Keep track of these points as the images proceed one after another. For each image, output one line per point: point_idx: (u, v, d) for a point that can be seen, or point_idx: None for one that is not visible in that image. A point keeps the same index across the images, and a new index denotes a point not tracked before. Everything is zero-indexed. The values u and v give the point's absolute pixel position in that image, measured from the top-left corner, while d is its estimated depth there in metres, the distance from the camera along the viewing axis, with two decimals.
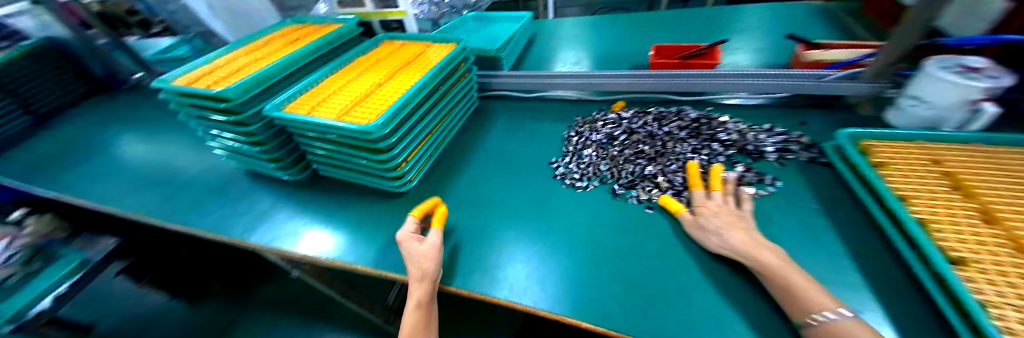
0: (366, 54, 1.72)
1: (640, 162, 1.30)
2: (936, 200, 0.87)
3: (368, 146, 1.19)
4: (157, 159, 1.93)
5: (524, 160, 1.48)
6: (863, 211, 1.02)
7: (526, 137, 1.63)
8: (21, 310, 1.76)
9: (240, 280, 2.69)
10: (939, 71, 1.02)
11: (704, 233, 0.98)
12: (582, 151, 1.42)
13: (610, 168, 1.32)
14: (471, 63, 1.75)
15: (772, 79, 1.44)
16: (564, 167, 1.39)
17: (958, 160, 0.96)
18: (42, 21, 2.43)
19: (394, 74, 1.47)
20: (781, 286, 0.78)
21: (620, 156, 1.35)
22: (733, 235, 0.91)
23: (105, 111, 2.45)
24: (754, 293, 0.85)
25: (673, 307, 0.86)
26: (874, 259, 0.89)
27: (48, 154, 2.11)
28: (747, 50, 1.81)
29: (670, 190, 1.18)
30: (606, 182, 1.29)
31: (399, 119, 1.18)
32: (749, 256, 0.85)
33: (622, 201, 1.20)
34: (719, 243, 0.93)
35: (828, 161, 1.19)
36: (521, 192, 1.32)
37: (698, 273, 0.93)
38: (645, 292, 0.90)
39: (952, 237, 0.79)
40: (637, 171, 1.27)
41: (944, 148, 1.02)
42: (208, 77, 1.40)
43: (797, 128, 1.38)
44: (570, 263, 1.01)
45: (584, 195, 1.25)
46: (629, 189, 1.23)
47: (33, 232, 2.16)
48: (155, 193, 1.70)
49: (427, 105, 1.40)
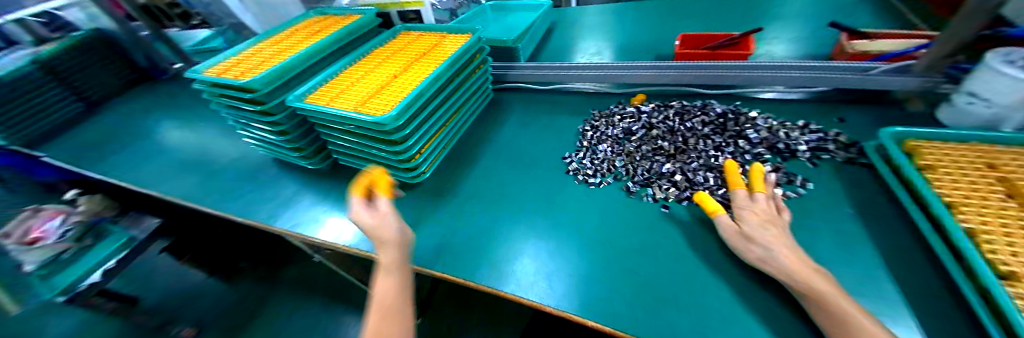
0: (383, 46, 1.71)
1: (658, 159, 1.21)
2: (987, 208, 0.82)
3: (382, 136, 1.18)
4: (195, 146, 2.02)
5: (536, 154, 1.41)
6: (905, 218, 0.93)
7: (538, 131, 1.55)
8: (73, 283, 1.92)
9: (267, 262, 2.80)
10: (1000, 66, 0.96)
11: (733, 236, 0.87)
12: (598, 146, 1.34)
13: (625, 165, 1.24)
14: (488, 55, 1.71)
15: (810, 71, 1.38)
16: (577, 162, 1.30)
17: (1016, 165, 0.90)
18: (90, 14, 2.47)
19: (409, 64, 1.45)
20: (830, 315, 0.66)
21: (636, 152, 1.27)
22: (774, 244, 0.79)
23: (145, 98, 2.58)
24: (777, 303, 0.78)
25: (685, 311, 0.80)
26: (911, 269, 0.82)
27: (95, 137, 2.24)
28: (783, 41, 1.74)
29: (690, 189, 1.09)
30: (621, 179, 1.21)
31: (413, 109, 1.17)
32: (797, 278, 0.73)
33: (637, 199, 1.12)
34: (749, 251, 0.82)
35: (868, 162, 1.10)
36: (532, 188, 1.25)
37: (715, 277, 0.86)
38: (657, 294, 0.84)
39: (1005, 250, 0.73)
40: (654, 169, 1.18)
41: (1001, 151, 0.96)
42: (236, 68, 1.46)
43: (835, 125, 1.32)
44: (580, 259, 0.97)
45: (596, 192, 1.18)
46: (647, 187, 1.15)
47: (85, 210, 2.29)
48: (193, 178, 1.80)
49: (444, 97, 1.38)
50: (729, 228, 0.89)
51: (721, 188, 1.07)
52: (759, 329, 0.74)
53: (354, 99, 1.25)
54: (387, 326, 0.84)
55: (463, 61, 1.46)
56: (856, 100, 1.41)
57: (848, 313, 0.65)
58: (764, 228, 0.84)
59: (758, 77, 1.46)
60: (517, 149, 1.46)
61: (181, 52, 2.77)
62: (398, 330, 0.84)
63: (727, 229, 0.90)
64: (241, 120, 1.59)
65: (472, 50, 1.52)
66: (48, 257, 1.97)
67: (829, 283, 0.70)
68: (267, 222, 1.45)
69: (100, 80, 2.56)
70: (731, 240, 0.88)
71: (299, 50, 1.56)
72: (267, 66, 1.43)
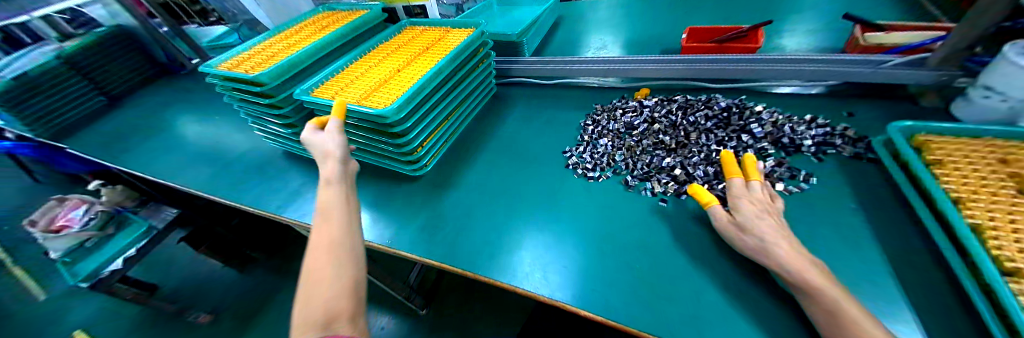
0: (387, 41, 1.72)
1: (658, 154, 1.21)
2: (996, 204, 0.80)
3: (384, 128, 1.20)
4: (210, 138, 2.08)
5: (538, 147, 1.42)
6: (911, 215, 0.91)
7: (541, 125, 1.56)
8: (96, 270, 2.00)
9: (278, 252, 2.88)
10: (1019, 58, 0.93)
11: (730, 229, 0.87)
12: (598, 140, 1.34)
13: (625, 159, 1.24)
14: (491, 49, 1.71)
15: (820, 64, 1.35)
16: (577, 156, 1.31)
17: None
18: (113, 10, 2.56)
19: (413, 59, 1.46)
20: (822, 307, 0.66)
21: (637, 146, 1.27)
22: (772, 236, 0.78)
23: (162, 93, 2.66)
24: (771, 297, 0.79)
25: (677, 302, 0.81)
26: (914, 266, 0.81)
27: (116, 130, 2.32)
28: (796, 35, 1.69)
29: (689, 183, 1.09)
30: (620, 173, 1.21)
31: (415, 101, 1.18)
32: (790, 270, 0.72)
33: (635, 193, 1.12)
34: (745, 244, 0.82)
35: (875, 157, 1.07)
36: (532, 180, 1.26)
37: (712, 271, 0.87)
38: (650, 286, 0.86)
39: (1012, 246, 0.71)
40: (654, 163, 1.18)
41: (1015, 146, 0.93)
42: (245, 62, 1.50)
43: (844, 120, 1.29)
44: (576, 250, 0.98)
45: (595, 186, 1.18)
46: (646, 181, 1.15)
47: (107, 200, 2.38)
48: (207, 170, 1.85)
49: (446, 90, 1.39)
50: (724, 220, 0.89)
51: (720, 180, 1.06)
52: (750, 321, 0.75)
53: (358, 92, 1.27)
54: (324, 230, 0.81)
55: (466, 55, 1.47)
56: (869, 95, 1.37)
57: (845, 311, 0.64)
58: (761, 220, 0.83)
59: (767, 71, 1.43)
60: (518, 142, 1.47)
61: (198, 47, 2.85)
62: (333, 229, 0.80)
63: (723, 220, 0.89)
64: (253, 115, 1.63)
65: (476, 44, 1.52)
66: (72, 245, 2.07)
67: (828, 279, 0.69)
68: (274, 211, 1.49)
69: (118, 75, 2.65)
70: (727, 232, 0.87)
71: (306, 46, 1.58)
72: (275, 61, 1.46)
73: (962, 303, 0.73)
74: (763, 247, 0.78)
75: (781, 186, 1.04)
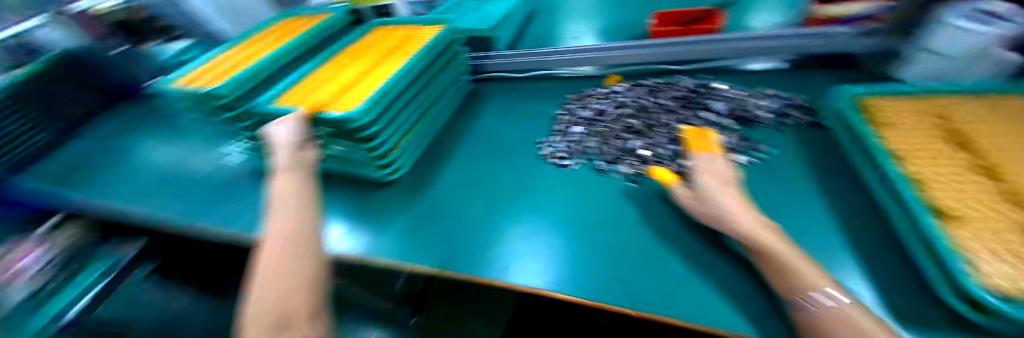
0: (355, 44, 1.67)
1: (628, 137, 1.24)
2: (933, 158, 0.85)
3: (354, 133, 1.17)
4: (175, 162, 1.98)
5: (514, 141, 1.42)
6: (857, 184, 0.96)
7: (517, 119, 1.56)
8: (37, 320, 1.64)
9: None
10: (960, 22, 0.99)
11: (693, 204, 0.90)
12: (571, 129, 1.35)
13: (597, 144, 1.25)
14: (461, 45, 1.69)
15: (780, 41, 1.40)
16: (552, 146, 1.31)
17: (966, 115, 0.94)
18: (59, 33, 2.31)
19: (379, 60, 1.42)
20: (771, 267, 0.69)
21: (608, 131, 1.28)
22: (734, 208, 0.81)
23: (122, 116, 2.51)
24: (729, 266, 0.81)
25: (648, 274, 0.83)
26: (858, 221, 0.85)
27: (73, 160, 2.17)
28: (762, 14, 1.75)
29: (658, 162, 1.12)
30: (592, 158, 1.23)
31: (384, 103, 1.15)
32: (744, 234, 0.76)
33: (606, 177, 1.14)
34: (706, 213, 0.86)
35: (827, 124, 1.14)
36: (510, 174, 1.27)
37: (677, 245, 0.89)
38: (622, 262, 0.88)
39: (948, 194, 0.74)
40: (624, 146, 1.20)
41: (950, 102, 1.00)
42: (207, 76, 1.43)
43: (800, 90, 1.35)
44: (552, 236, 1.00)
45: (570, 173, 1.20)
46: (617, 165, 1.15)
47: None
48: (173, 194, 1.76)
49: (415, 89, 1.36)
50: (690, 195, 0.92)
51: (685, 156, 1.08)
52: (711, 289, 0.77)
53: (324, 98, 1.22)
54: (279, 215, 0.89)
55: (435, 53, 1.44)
56: (828, 66, 1.43)
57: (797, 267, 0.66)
58: (722, 191, 0.87)
59: (730, 49, 1.47)
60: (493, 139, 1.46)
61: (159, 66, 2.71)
62: (286, 215, 0.88)
63: (689, 196, 0.92)
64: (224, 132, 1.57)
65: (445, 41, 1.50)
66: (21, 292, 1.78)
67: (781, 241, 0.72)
68: (244, 231, 1.45)
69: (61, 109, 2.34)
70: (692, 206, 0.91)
71: (267, 54, 1.51)
72: (236, 72, 1.40)
73: (896, 252, 0.76)
74: (724, 215, 0.81)
75: (744, 159, 1.08)
